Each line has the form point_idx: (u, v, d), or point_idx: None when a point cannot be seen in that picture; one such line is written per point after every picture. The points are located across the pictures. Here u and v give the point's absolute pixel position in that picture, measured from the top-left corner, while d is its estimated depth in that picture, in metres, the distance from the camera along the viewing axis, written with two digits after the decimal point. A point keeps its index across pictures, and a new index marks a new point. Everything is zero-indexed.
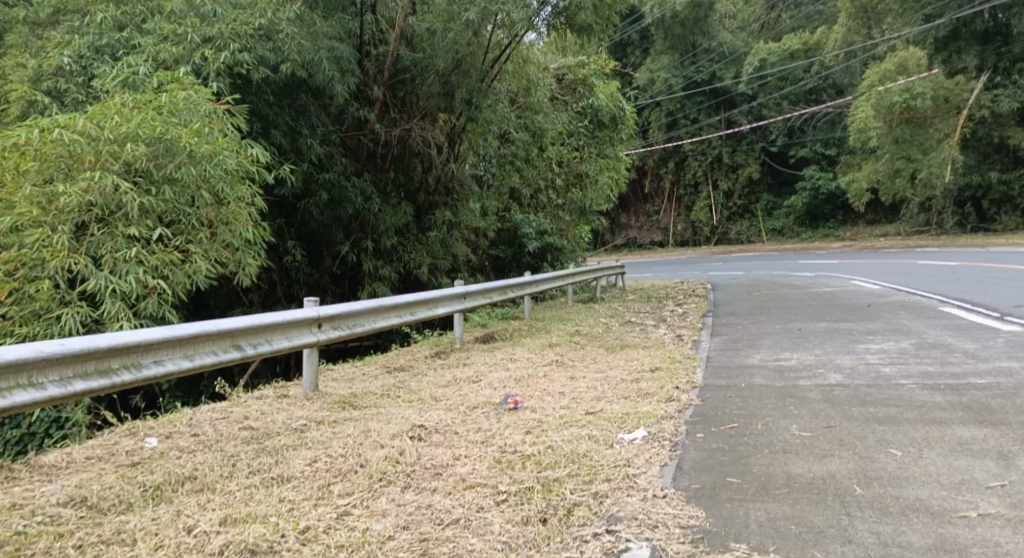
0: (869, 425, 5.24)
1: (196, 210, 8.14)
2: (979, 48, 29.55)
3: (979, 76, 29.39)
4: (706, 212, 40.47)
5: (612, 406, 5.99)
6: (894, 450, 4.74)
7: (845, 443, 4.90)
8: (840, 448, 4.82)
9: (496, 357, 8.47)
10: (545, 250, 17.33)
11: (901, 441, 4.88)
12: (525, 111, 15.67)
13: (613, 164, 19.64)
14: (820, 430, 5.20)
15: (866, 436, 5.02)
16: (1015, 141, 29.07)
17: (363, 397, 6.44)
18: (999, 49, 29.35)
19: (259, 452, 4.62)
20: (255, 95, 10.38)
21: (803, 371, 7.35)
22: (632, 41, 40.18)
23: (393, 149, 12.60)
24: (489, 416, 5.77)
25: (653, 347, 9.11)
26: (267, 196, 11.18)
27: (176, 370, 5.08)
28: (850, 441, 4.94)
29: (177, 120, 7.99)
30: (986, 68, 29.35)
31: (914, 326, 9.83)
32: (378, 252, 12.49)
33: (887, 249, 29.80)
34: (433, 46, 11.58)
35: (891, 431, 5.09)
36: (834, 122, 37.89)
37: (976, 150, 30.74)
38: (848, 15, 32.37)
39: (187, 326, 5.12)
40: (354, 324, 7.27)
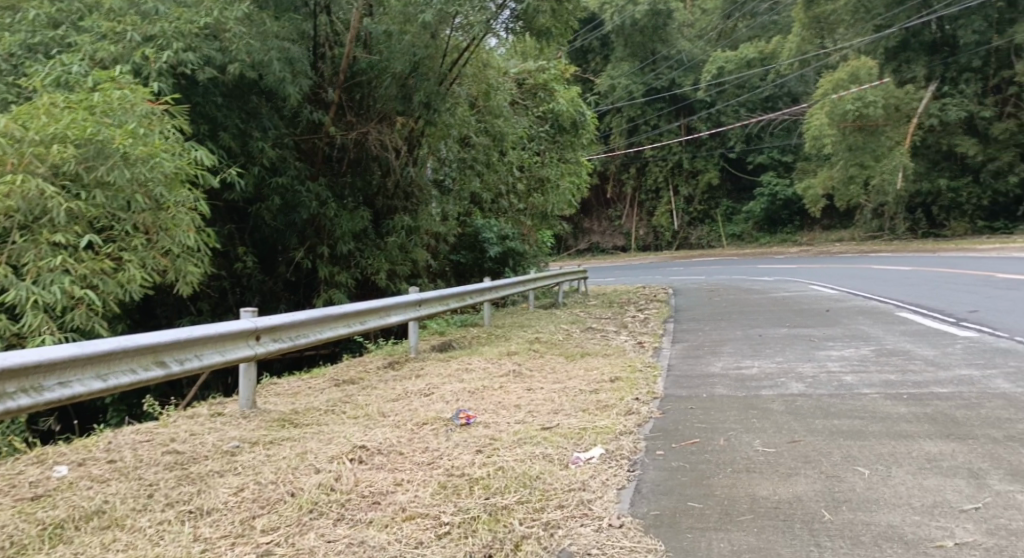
0: (834, 440, 4.98)
1: (131, 215, 7.80)
2: (927, 58, 30.06)
3: (928, 86, 29.97)
4: (667, 217, 40.70)
5: (570, 420, 5.67)
6: (861, 468, 4.49)
7: (811, 460, 4.64)
8: (804, 466, 4.55)
9: (451, 367, 8.10)
10: (506, 256, 17.01)
11: (867, 458, 4.63)
12: (485, 115, 15.30)
13: (575, 169, 19.45)
14: (786, 445, 4.92)
15: (832, 452, 4.77)
16: (963, 149, 29.44)
17: (305, 414, 6.08)
18: (947, 58, 29.99)
19: (180, 480, 4.30)
20: (200, 96, 9.92)
21: (765, 380, 7.09)
22: (592, 48, 40.03)
23: (351, 152, 12.16)
24: (439, 433, 5.42)
25: (613, 355, 8.82)
26: (214, 201, 10.72)
27: (88, 392, 4.65)
28: (815, 458, 4.67)
29: (111, 121, 7.51)
30: (934, 78, 29.94)
31: (872, 332, 9.67)
32: (334, 258, 12.04)
33: (841, 254, 30.02)
34: (390, 49, 11.32)
35: (857, 447, 4.82)
36: (789, 129, 38.21)
37: (925, 157, 31.09)
38: (802, 25, 33.23)
39: (96, 343, 4.69)
40: (298, 335, 6.83)
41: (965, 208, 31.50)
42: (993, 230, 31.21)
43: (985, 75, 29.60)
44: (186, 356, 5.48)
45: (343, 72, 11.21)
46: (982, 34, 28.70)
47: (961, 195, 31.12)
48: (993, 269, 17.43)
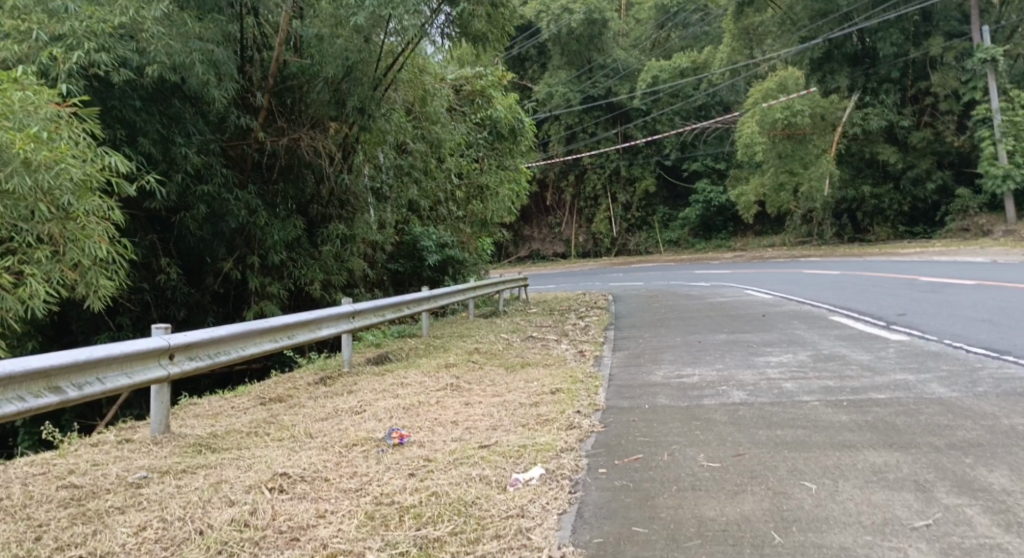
0: (779, 452, 4.79)
1: (32, 225, 7.35)
2: (849, 70, 30.57)
3: (851, 96, 30.49)
4: (606, 224, 40.77)
5: (509, 437, 5.38)
6: (810, 484, 4.29)
7: (757, 475, 4.44)
8: (751, 483, 4.34)
9: (386, 382, 7.73)
10: (446, 264, 16.62)
11: (816, 472, 4.43)
12: (422, 121, 14.96)
13: (514, 176, 19.21)
14: (731, 460, 4.70)
15: (779, 465, 4.57)
16: (883, 158, 30.12)
17: (224, 437, 5.70)
18: (867, 70, 30.56)
19: (74, 519, 4.14)
20: (117, 99, 9.35)
21: (707, 388, 6.91)
22: (529, 56, 39.89)
23: (282, 159, 11.68)
24: (371, 455, 5.06)
25: (554, 365, 8.55)
26: (134, 210, 10.18)
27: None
28: (761, 473, 4.46)
29: (10, 124, 6.98)
30: (856, 88, 30.50)
31: (809, 337, 9.61)
32: (266, 269, 11.51)
33: (774, 259, 30.42)
34: (321, 53, 10.84)
35: (805, 459, 4.62)
36: (722, 138, 38.75)
37: (849, 165, 31.61)
38: (732, 36, 34.24)
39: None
40: (216, 352, 6.40)
41: (887, 213, 32.19)
42: (913, 235, 32.05)
43: (904, 85, 30.42)
44: (84, 381, 5.05)
45: (273, 77, 10.81)
46: (898, 46, 29.20)
47: (883, 201, 31.80)
48: (920, 273, 17.74)
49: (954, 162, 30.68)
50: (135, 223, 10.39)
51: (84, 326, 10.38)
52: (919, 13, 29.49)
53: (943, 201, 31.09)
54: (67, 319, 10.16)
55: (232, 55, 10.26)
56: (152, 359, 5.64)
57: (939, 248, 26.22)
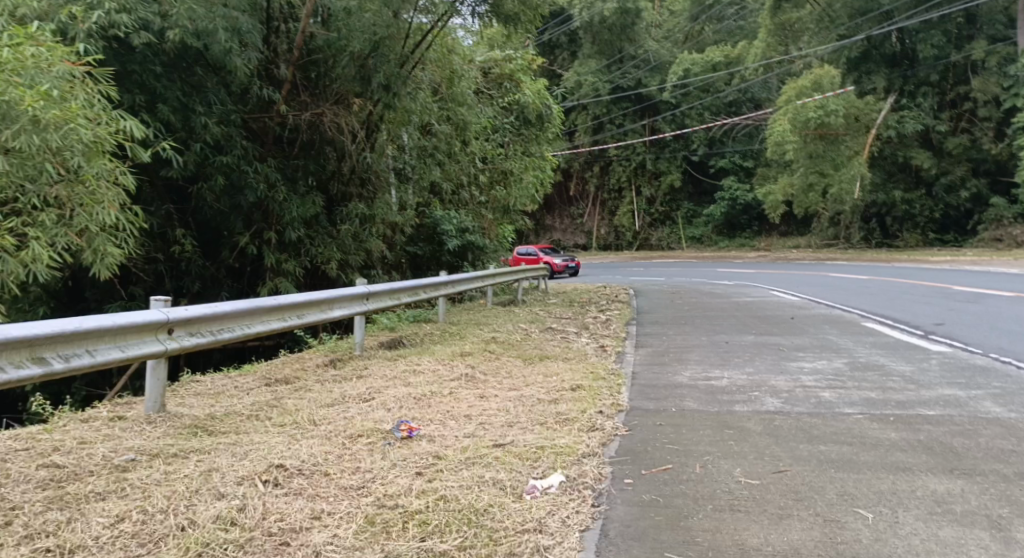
0: (825, 471, 4.37)
1: (38, 186, 7.02)
2: (886, 71, 29.82)
3: (887, 98, 29.70)
4: (629, 217, 40.30)
5: (525, 437, 4.99)
6: (865, 512, 3.87)
7: (802, 498, 4.03)
8: (796, 507, 3.92)
9: (397, 368, 7.34)
10: (466, 249, 16.19)
11: (869, 499, 4.01)
12: (448, 102, 14.53)
13: (539, 163, 18.76)
14: (772, 478, 4.29)
15: (825, 487, 4.16)
16: (917, 163, 29.32)
17: (222, 419, 5.36)
18: (905, 71, 29.91)
19: (50, 504, 3.80)
20: (137, 64, 9.05)
21: (738, 394, 6.47)
22: (559, 43, 39.47)
23: (303, 134, 11.26)
24: (376, 449, 4.68)
25: (574, 360, 8.14)
26: (150, 177, 9.86)
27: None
28: (807, 496, 4.05)
29: (21, 80, 6.61)
30: (893, 90, 29.73)
31: (843, 344, 9.12)
32: (282, 245, 11.15)
33: (799, 261, 29.82)
34: (349, 26, 10.37)
35: (856, 484, 4.20)
36: (752, 136, 37.85)
37: (882, 168, 30.87)
38: (768, 32, 32.96)
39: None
40: (219, 329, 6.04)
41: (918, 220, 31.48)
42: (944, 243, 31.43)
43: (942, 88, 29.79)
44: (71, 352, 4.70)
45: (298, 49, 10.29)
46: (940, 48, 28.42)
47: (913, 207, 31.10)
48: (953, 281, 17.20)
49: (990, 171, 29.94)
50: (151, 192, 10.04)
51: (96, 294, 10.13)
52: (962, 16, 28.74)
53: (976, 209, 30.33)
54: (82, 286, 9.94)
55: (257, 24, 9.85)
56: (148, 333, 5.28)
57: (969, 257, 25.50)
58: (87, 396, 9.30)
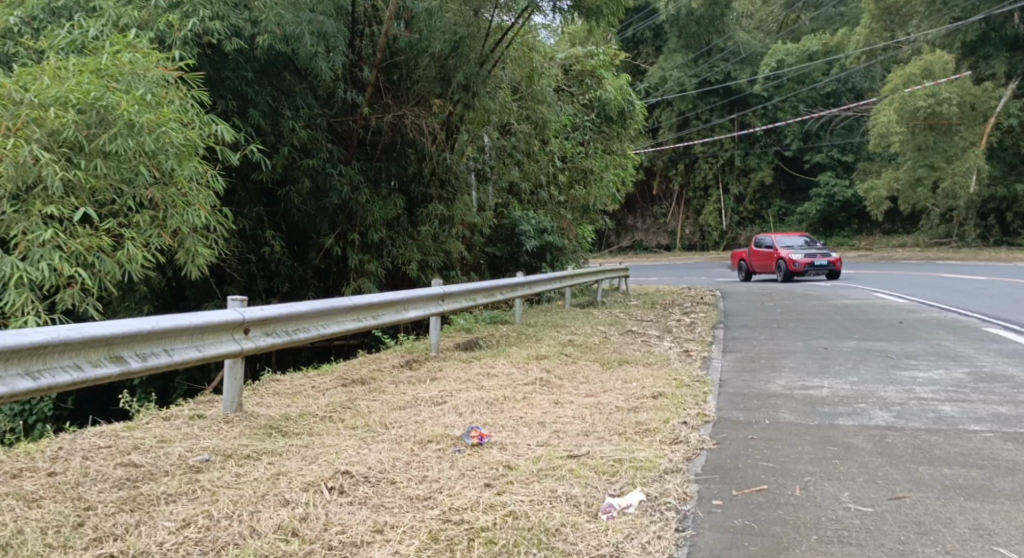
0: (951, 500, 4.13)
1: (133, 188, 7.12)
2: (1008, 54, 28.45)
3: (1008, 83, 28.43)
4: (716, 216, 39.09)
5: (603, 448, 4.79)
6: (1004, 551, 3.57)
7: (928, 531, 3.77)
8: (921, 543, 3.66)
9: (472, 370, 7.24)
10: (545, 250, 16.01)
11: (1008, 536, 3.71)
12: (526, 101, 14.35)
13: (620, 162, 18.42)
14: (889, 506, 4.06)
15: (955, 519, 3.90)
16: None
17: (297, 420, 5.33)
18: None
19: (123, 505, 3.77)
20: (231, 70, 9.24)
21: (841, 406, 6.13)
22: (644, 39, 38.73)
23: (386, 137, 11.24)
24: (445, 456, 4.57)
25: (656, 365, 7.87)
26: (241, 179, 10.02)
27: (10, 391, 3.81)
28: (932, 530, 3.79)
29: (118, 87, 6.81)
30: (1015, 75, 28.34)
31: (958, 351, 8.59)
32: (366, 246, 11.18)
33: (905, 261, 28.54)
34: (429, 28, 10.31)
35: (989, 516, 3.93)
36: (852, 128, 36.94)
37: (1001, 160, 29.42)
38: (872, 18, 31.32)
39: (23, 335, 3.86)
40: (294, 329, 6.02)
41: None
42: None
43: None
44: (149, 350, 4.70)
45: (381, 52, 10.31)
46: None
47: None
48: None
49: None
50: (242, 195, 10.20)
51: (197, 292, 10.46)
52: None
53: None
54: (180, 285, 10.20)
55: (342, 28, 9.92)
56: (225, 332, 5.29)
57: None
58: (186, 391, 9.53)
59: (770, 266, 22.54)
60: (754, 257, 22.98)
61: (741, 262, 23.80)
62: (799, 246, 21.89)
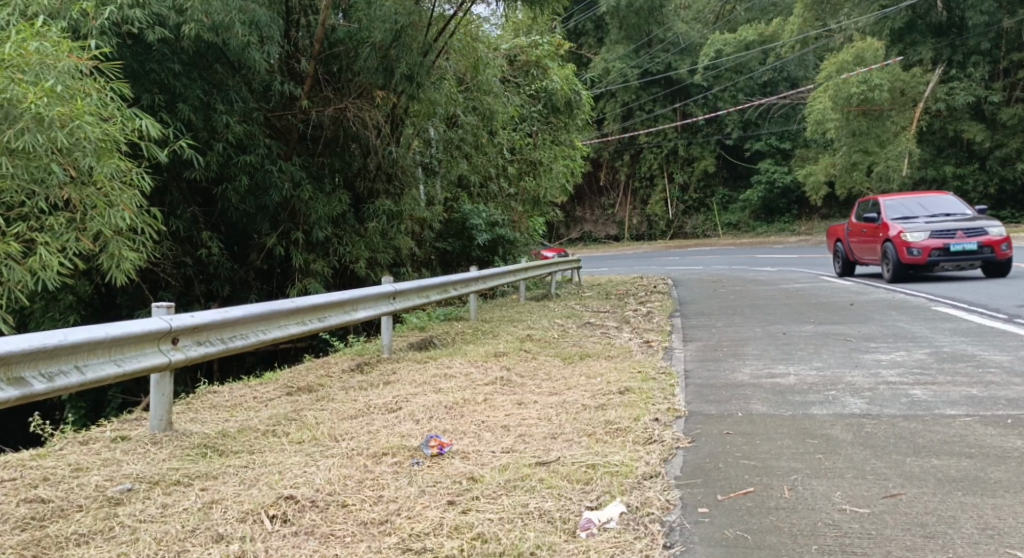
0: (951, 497, 3.81)
1: (45, 188, 6.51)
2: (934, 41, 28.23)
3: (935, 69, 28.57)
4: (661, 205, 39.57)
5: (573, 452, 4.40)
6: (1021, 554, 3.26)
7: (933, 535, 3.44)
8: (930, 548, 3.33)
9: (427, 373, 6.75)
10: (496, 243, 15.60)
11: (1021, 536, 3.39)
12: (473, 92, 13.87)
13: (569, 152, 18.06)
14: (886, 506, 3.73)
15: (959, 518, 3.58)
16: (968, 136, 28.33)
17: (235, 436, 4.80)
18: (955, 40, 28.19)
19: (25, 552, 3.25)
20: (155, 63, 8.55)
21: (813, 394, 5.85)
22: (586, 30, 38.62)
23: (327, 131, 10.67)
24: (401, 470, 4.11)
25: (619, 358, 7.49)
26: (172, 178, 9.38)
27: None
28: (939, 532, 3.46)
29: (25, 78, 6.09)
30: (941, 61, 28.45)
31: (916, 331, 8.40)
32: (310, 244, 10.60)
33: None
34: (369, 17, 9.89)
35: (995, 512, 3.61)
36: (789, 116, 36.93)
37: (930, 144, 29.61)
38: (803, 7, 31.47)
39: None
40: (231, 336, 5.47)
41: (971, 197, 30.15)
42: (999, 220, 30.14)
43: (994, 57, 28.26)
44: (56, 369, 4.14)
45: (319, 42, 9.75)
46: (990, 14, 26.89)
47: (966, 182, 29.68)
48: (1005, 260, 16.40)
49: None
50: (174, 195, 9.56)
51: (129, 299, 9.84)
52: None
53: None
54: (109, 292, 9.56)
55: (275, 16, 9.35)
56: (149, 344, 4.74)
57: None
58: (123, 403, 8.99)
59: (871, 252, 14.39)
60: (856, 235, 14.98)
61: (837, 243, 16.08)
62: (922, 214, 13.65)
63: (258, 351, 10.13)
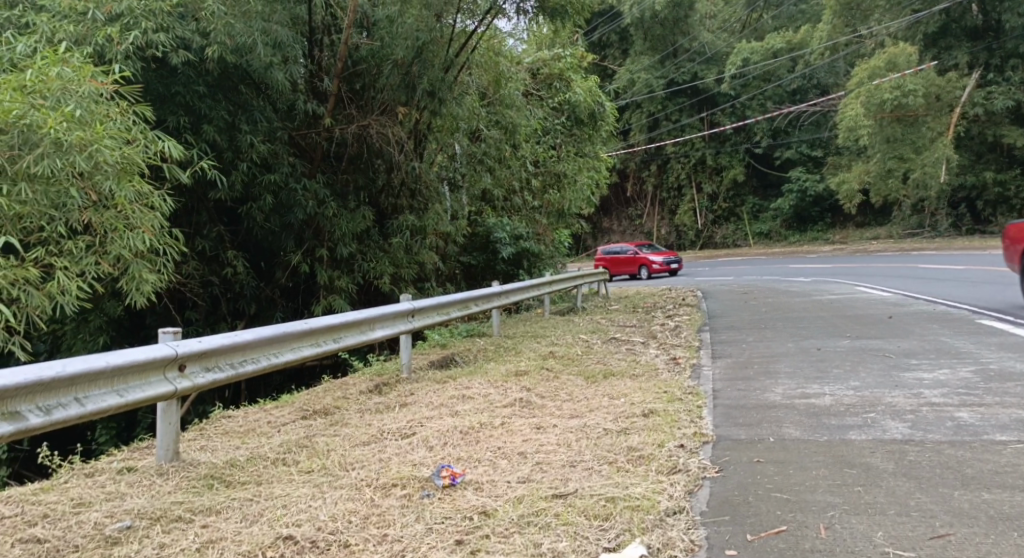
0: (1003, 538, 3.57)
1: (65, 213, 6.35)
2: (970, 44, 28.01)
3: (971, 73, 27.92)
4: (691, 215, 39.24)
5: (593, 483, 4.17)
6: None
7: None
8: None
9: (446, 394, 6.55)
10: (522, 257, 15.40)
11: None
12: (496, 106, 13.75)
13: (594, 164, 17.83)
14: (931, 549, 3.51)
15: None
16: (1009, 141, 27.40)
17: (245, 465, 4.63)
18: (991, 44, 27.92)
19: None
20: (181, 85, 8.36)
21: (848, 416, 5.56)
22: (610, 42, 38.39)
23: (352, 149, 10.45)
24: (410, 505, 3.92)
25: (644, 377, 7.23)
26: (194, 198, 9.27)
27: None
28: None
29: (45, 103, 6.00)
30: (977, 65, 27.92)
31: (956, 346, 8.05)
32: (335, 262, 10.44)
33: (879, 253, 28.36)
34: (391, 35, 9.75)
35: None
36: (819, 123, 36.33)
37: (968, 149, 29.03)
38: (833, 14, 31.28)
39: None
40: (241, 361, 5.31)
41: (1014, 203, 29.54)
42: None
43: None
44: (54, 403, 4.01)
45: (342, 60, 9.61)
46: None
47: (1009, 188, 29.10)
48: None
49: None
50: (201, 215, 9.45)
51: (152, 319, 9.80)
52: None
53: None
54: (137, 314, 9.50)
55: (298, 36, 9.30)
56: (154, 372, 4.59)
57: None
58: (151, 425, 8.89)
59: None
60: None
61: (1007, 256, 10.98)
62: None
63: (284, 370, 10.07)
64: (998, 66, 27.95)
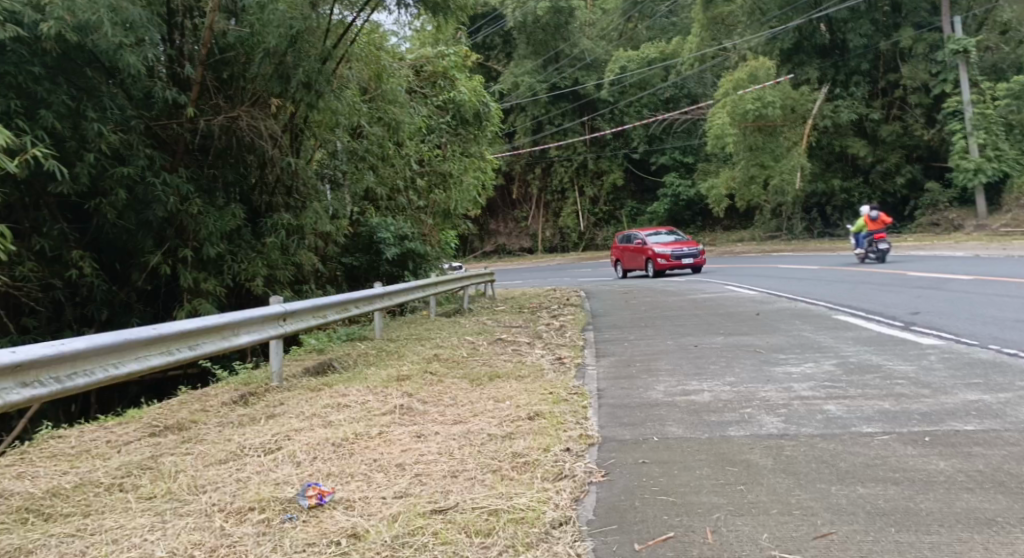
0: (882, 534, 3.45)
1: None
2: (820, 60, 29.92)
3: (820, 88, 29.43)
4: (574, 217, 39.37)
5: (474, 494, 3.83)
6: None
7: None
8: None
9: (319, 403, 6.06)
10: (406, 258, 14.89)
11: None
12: (378, 102, 13.05)
13: (479, 164, 17.54)
14: (817, 550, 3.34)
15: None
16: (854, 151, 29.06)
17: (74, 495, 4.03)
18: (837, 61, 29.73)
19: None
20: (11, 64, 7.53)
21: (728, 413, 5.44)
22: (494, 44, 38.31)
23: (217, 141, 9.74)
24: (269, 531, 3.49)
25: (529, 378, 6.95)
26: (34, 190, 8.37)
27: None
28: None
29: None
30: (827, 80, 29.53)
31: (823, 341, 8.18)
32: (201, 263, 9.64)
33: (745, 254, 29.41)
34: (261, 21, 8.99)
35: (933, 555, 3.24)
36: (690, 131, 37.58)
37: (819, 158, 30.56)
38: (701, 26, 32.28)
39: None
40: (69, 374, 4.67)
41: (858, 208, 31.18)
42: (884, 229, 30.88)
43: (873, 78, 29.52)
44: None
45: (205, 47, 8.87)
46: (869, 36, 28.46)
47: (852, 196, 30.71)
48: (901, 266, 16.69)
49: (924, 156, 29.97)
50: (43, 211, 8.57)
51: None
52: (888, 4, 28.78)
53: (913, 195, 30.39)
54: None
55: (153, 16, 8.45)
56: None
57: (912, 242, 25.00)
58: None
59: None
60: None
61: None
62: None
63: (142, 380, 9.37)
64: (844, 82, 29.74)
